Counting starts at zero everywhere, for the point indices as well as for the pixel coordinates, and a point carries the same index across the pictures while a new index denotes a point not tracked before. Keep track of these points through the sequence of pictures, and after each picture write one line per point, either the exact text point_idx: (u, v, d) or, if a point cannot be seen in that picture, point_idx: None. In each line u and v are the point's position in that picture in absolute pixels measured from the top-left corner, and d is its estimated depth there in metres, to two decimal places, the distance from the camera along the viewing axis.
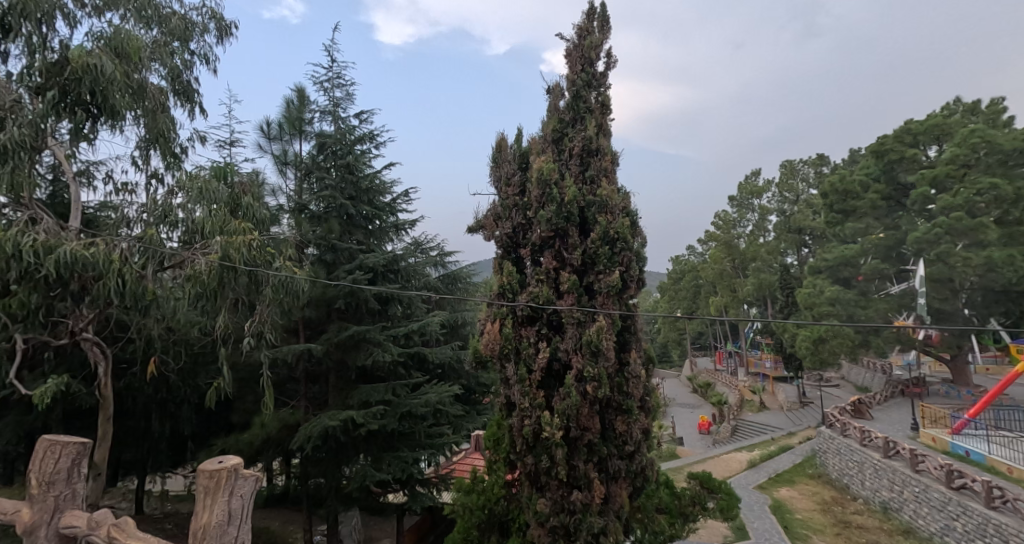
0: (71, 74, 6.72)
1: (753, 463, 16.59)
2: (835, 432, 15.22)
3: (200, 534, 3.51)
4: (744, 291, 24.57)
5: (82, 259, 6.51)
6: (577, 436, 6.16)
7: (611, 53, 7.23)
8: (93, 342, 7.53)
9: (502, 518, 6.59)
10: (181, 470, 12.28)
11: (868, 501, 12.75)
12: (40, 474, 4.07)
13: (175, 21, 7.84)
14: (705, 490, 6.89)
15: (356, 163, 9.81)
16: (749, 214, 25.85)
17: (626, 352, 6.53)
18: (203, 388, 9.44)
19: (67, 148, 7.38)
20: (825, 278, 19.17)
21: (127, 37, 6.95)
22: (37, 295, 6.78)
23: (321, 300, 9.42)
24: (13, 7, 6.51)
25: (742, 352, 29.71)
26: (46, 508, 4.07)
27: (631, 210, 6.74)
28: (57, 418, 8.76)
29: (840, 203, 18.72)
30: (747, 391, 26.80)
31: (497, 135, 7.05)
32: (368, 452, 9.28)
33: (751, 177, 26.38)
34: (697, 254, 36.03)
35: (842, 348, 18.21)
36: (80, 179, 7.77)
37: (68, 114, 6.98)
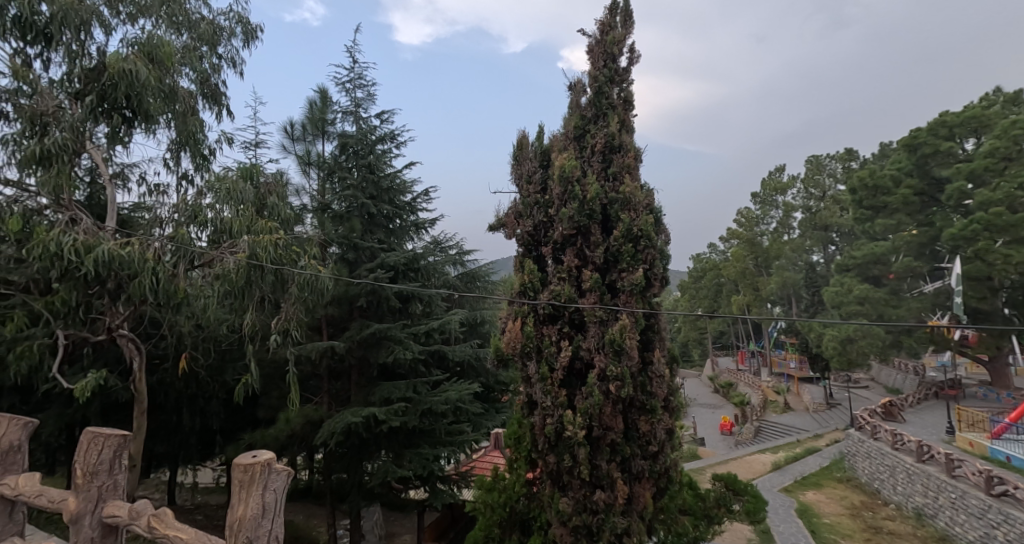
0: (107, 79, 6.87)
1: (778, 465, 16.32)
2: (864, 435, 14.89)
3: (236, 527, 3.52)
4: (768, 290, 24.28)
5: (119, 258, 6.64)
6: (600, 435, 6.12)
7: (634, 48, 7.14)
8: (128, 338, 7.66)
9: (524, 516, 6.60)
10: (209, 464, 12.53)
11: (900, 506, 12.47)
12: (84, 464, 4.13)
13: (204, 26, 7.97)
14: (731, 492, 6.77)
15: (377, 163, 9.87)
16: (773, 211, 25.38)
17: (649, 352, 6.47)
18: (230, 384, 9.58)
19: (103, 151, 7.54)
20: (854, 276, 18.85)
21: (160, 42, 7.07)
22: (77, 293, 6.94)
23: (344, 298, 9.51)
24: (54, 16, 6.64)
25: (766, 352, 29.34)
26: (90, 498, 4.12)
27: (655, 207, 6.66)
28: (94, 412, 9.00)
29: (870, 199, 18.30)
30: (770, 391, 26.43)
31: (519, 133, 7.03)
32: (390, 449, 9.34)
33: (775, 174, 25.93)
34: (719, 252, 35.59)
35: (871, 348, 17.82)
36: (115, 181, 7.91)
37: (105, 118, 7.15)
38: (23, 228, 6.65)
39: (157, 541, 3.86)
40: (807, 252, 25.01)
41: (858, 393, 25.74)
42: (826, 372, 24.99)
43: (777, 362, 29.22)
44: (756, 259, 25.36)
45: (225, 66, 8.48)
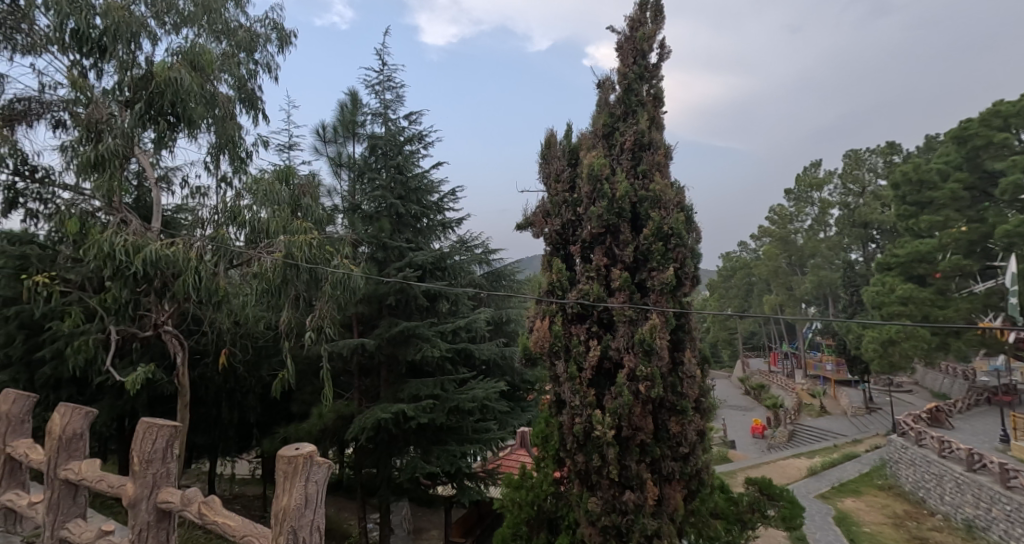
0: (154, 87, 7.05)
1: (813, 470, 15.92)
2: (908, 441, 14.43)
3: (281, 517, 3.55)
4: (802, 290, 23.90)
5: (165, 257, 6.83)
6: (629, 435, 6.05)
7: (664, 43, 7.00)
8: (173, 334, 7.83)
9: (551, 515, 6.55)
10: (245, 457, 12.84)
11: (948, 517, 12.07)
12: (140, 453, 4.15)
13: (241, 33, 8.06)
14: (765, 497, 6.58)
15: (406, 163, 9.94)
16: (809, 208, 24.69)
17: (679, 352, 6.35)
18: (266, 379, 9.78)
19: (150, 155, 7.73)
20: (897, 276, 18.24)
21: (202, 50, 7.23)
22: (127, 290, 7.14)
23: (373, 296, 9.61)
24: (107, 29, 6.82)
25: (801, 353, 28.72)
26: (146, 484, 4.16)
27: (686, 205, 6.51)
28: (141, 404, 9.31)
29: (915, 194, 17.92)
30: (805, 394, 25.83)
31: (547, 131, 6.99)
32: (418, 445, 9.41)
33: (810, 169, 25.28)
34: (750, 250, 34.83)
35: (915, 351, 17.16)
36: (160, 184, 8.11)
37: (152, 124, 7.32)
38: (79, 230, 6.88)
39: (207, 528, 3.90)
40: (845, 251, 24.26)
41: (901, 398, 24.89)
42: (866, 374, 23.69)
43: (812, 363, 28.58)
44: (789, 259, 25.17)
45: (261, 71, 8.59)
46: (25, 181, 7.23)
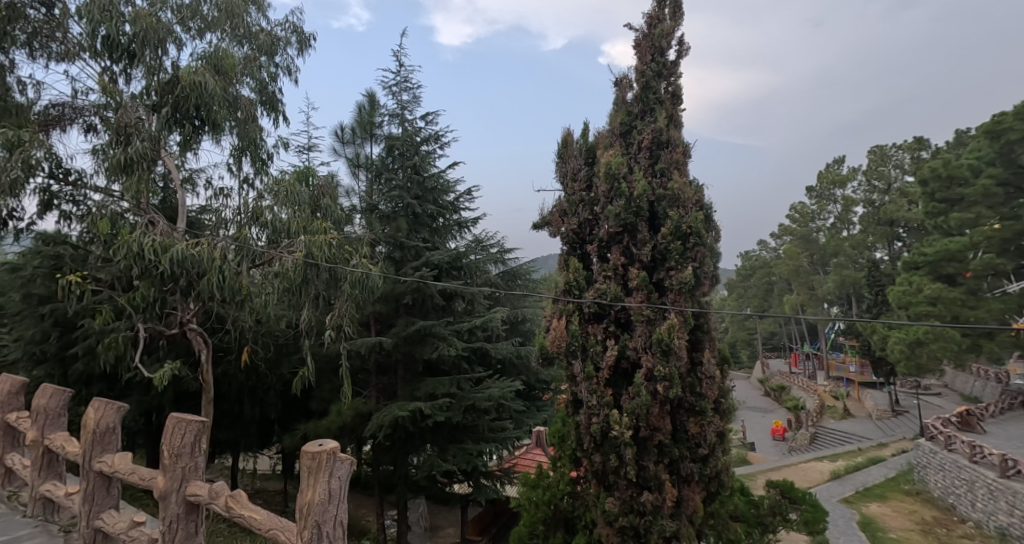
0: (180, 91, 7.14)
1: (836, 474, 15.68)
2: (936, 445, 14.16)
3: (305, 511, 3.56)
4: (824, 289, 23.57)
5: (191, 257, 6.93)
6: (647, 436, 6.00)
7: (683, 40, 6.90)
8: (198, 332, 7.91)
9: (568, 515, 6.52)
10: (266, 453, 13.02)
11: (980, 524, 11.80)
12: (169, 447, 4.20)
13: (263, 37, 8.11)
14: (787, 500, 6.41)
15: (423, 163, 9.98)
16: (831, 206, 24.33)
17: (698, 352, 6.27)
18: (286, 376, 9.88)
19: (175, 157, 7.83)
20: (926, 275, 17.69)
21: (225, 54, 7.32)
22: (155, 289, 7.24)
23: (390, 296, 9.66)
24: (136, 35, 6.94)
25: (823, 354, 28.37)
26: (176, 477, 4.20)
27: (705, 204, 6.43)
28: (168, 400, 9.44)
29: (944, 191, 17.49)
30: (828, 397, 25.48)
31: (564, 130, 6.95)
32: (435, 443, 9.45)
33: (834, 167, 24.84)
34: (770, 250, 34.38)
35: (945, 353, 16.84)
36: (185, 186, 8.22)
37: (178, 127, 7.41)
38: (110, 231, 6.99)
39: (234, 520, 3.93)
40: (870, 250, 23.19)
41: (928, 401, 24.40)
42: (891, 376, 22.95)
43: (835, 365, 28.17)
44: (811, 257, 25.23)
45: (281, 74, 8.66)
46: (59, 184, 7.32)
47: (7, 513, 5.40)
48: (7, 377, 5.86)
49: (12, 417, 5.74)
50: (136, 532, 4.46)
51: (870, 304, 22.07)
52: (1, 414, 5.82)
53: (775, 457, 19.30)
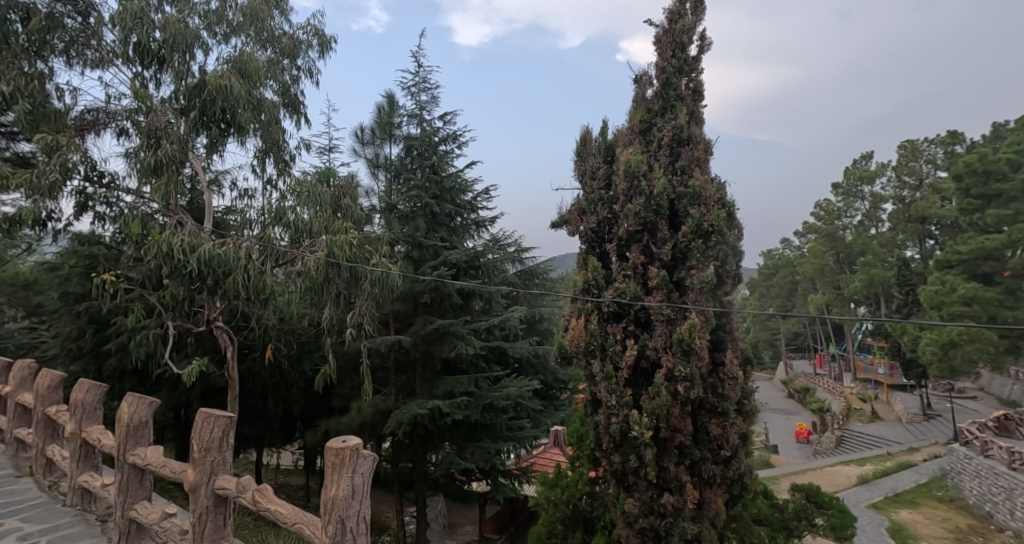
0: (206, 95, 7.26)
1: (864, 479, 15.38)
2: (972, 451, 13.83)
3: (330, 506, 3.59)
4: (851, 289, 23.17)
5: (218, 257, 7.03)
6: (667, 436, 5.93)
7: (705, 34, 6.79)
8: (225, 330, 8.01)
9: (587, 515, 6.46)
10: (288, 449, 13.19)
11: (1019, 533, 11.47)
12: (198, 441, 4.26)
13: (285, 40, 8.15)
14: (813, 505, 6.23)
15: (441, 163, 10.00)
16: (858, 202, 23.93)
17: (720, 352, 6.18)
18: (309, 373, 9.98)
19: (203, 160, 7.93)
20: (959, 273, 17.25)
21: (249, 57, 7.41)
22: (184, 288, 7.37)
23: (409, 294, 9.69)
24: (165, 41, 7.09)
25: (851, 355, 27.83)
26: (205, 471, 4.25)
27: (727, 201, 6.34)
28: (196, 396, 9.55)
29: (979, 187, 17.04)
30: (855, 400, 25.06)
31: (583, 128, 6.90)
32: (454, 441, 9.47)
33: (861, 163, 24.34)
34: (793, 249, 33.88)
35: (980, 355, 16.43)
36: (211, 187, 8.34)
37: (205, 130, 7.52)
38: (141, 231, 7.12)
39: (260, 514, 3.97)
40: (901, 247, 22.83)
41: (962, 405, 23.83)
42: (922, 379, 22.25)
43: (863, 367, 27.66)
44: (837, 256, 25.01)
45: (303, 76, 8.73)
46: (94, 186, 7.43)
47: (48, 502, 5.55)
48: (46, 371, 5.99)
49: (51, 410, 5.87)
50: (167, 524, 4.53)
51: (900, 304, 21.66)
52: (41, 407, 5.96)
53: (800, 460, 19.04)
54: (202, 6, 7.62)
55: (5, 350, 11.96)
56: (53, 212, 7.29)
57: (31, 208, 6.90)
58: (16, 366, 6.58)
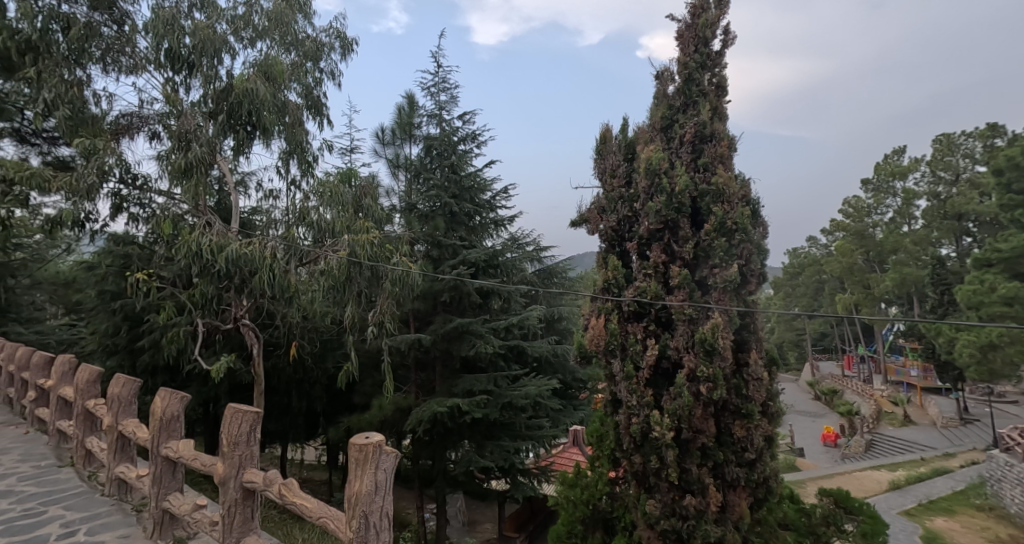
0: (234, 98, 7.34)
1: (897, 485, 15.00)
2: (1014, 459, 13.40)
3: (353, 501, 3.60)
4: (882, 288, 22.70)
5: (244, 256, 7.11)
6: (689, 438, 5.85)
7: (729, 28, 6.67)
8: (250, 327, 8.09)
9: (607, 516, 6.40)
10: (311, 444, 13.34)
11: None
12: (227, 435, 4.30)
13: (309, 43, 8.20)
14: (842, 510, 6.14)
15: (460, 163, 10.00)
16: (889, 199, 23.34)
17: (743, 352, 6.07)
18: (331, 370, 10.06)
19: (229, 162, 8.03)
20: (999, 272, 16.86)
21: (274, 60, 7.48)
22: (214, 287, 7.48)
23: (429, 293, 9.71)
24: (195, 47, 7.19)
25: (881, 357, 27.17)
26: (234, 464, 4.29)
27: (752, 199, 6.22)
28: (224, 392, 9.68)
29: (1020, 182, 16.62)
30: (886, 402, 24.52)
31: (602, 125, 6.84)
32: (473, 439, 9.46)
33: (893, 158, 23.76)
34: (821, 247, 33.29)
35: (1020, 357, 15.97)
36: (237, 188, 8.44)
37: (232, 132, 7.61)
38: (172, 231, 7.24)
39: (287, 507, 3.99)
40: (934, 245, 21.72)
41: (1002, 410, 23.20)
42: (959, 381, 21.71)
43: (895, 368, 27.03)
44: (866, 255, 24.25)
45: (326, 78, 8.78)
46: (128, 188, 7.56)
47: (87, 491, 5.68)
48: (84, 366, 6.09)
49: (90, 403, 6.00)
50: (199, 515, 4.59)
51: (934, 304, 21.20)
52: (80, 400, 6.09)
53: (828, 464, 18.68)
54: (229, 12, 7.74)
55: (46, 346, 12.31)
56: (90, 213, 7.43)
57: (71, 209, 7.05)
58: (57, 360, 6.70)
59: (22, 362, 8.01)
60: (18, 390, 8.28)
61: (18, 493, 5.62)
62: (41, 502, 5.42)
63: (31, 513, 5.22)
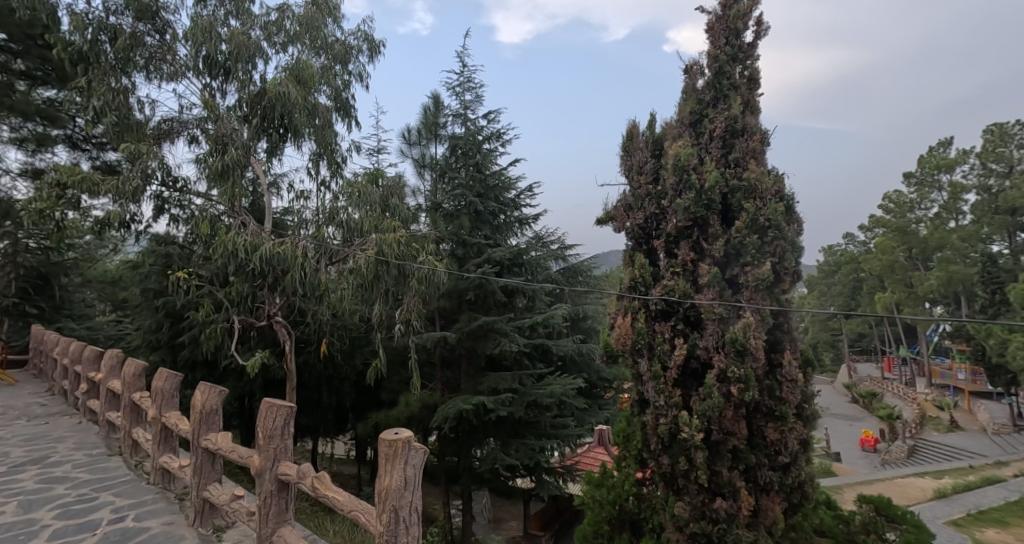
0: (267, 102, 7.42)
1: (942, 493, 14.26)
2: None
3: (383, 496, 3.59)
4: (926, 287, 21.96)
5: (277, 255, 7.20)
6: (719, 440, 5.74)
7: (761, 19, 6.50)
8: (283, 325, 8.17)
9: (633, 517, 6.31)
10: (341, 439, 13.50)
11: None
12: (263, 428, 4.33)
13: (338, 46, 8.24)
14: (884, 518, 5.99)
15: (484, 162, 9.98)
16: (934, 193, 22.52)
17: (777, 353, 5.91)
18: (359, 367, 10.14)
19: (262, 163, 8.13)
20: None
21: (305, 63, 7.54)
22: (248, 285, 7.59)
23: (454, 292, 9.72)
24: (231, 53, 7.30)
25: (926, 361, 26.11)
26: (269, 457, 4.32)
27: (786, 195, 6.04)
28: (258, 387, 9.84)
29: None
30: (931, 407, 23.70)
31: (628, 122, 6.74)
32: (498, 437, 9.44)
33: (939, 150, 22.97)
34: (859, 244, 32.44)
35: None
36: (270, 190, 8.55)
37: (265, 135, 7.69)
38: (210, 232, 7.37)
39: (320, 500, 4.01)
40: (986, 242, 20.73)
41: None
42: (1013, 385, 20.92)
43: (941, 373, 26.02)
44: (909, 251, 23.49)
45: (354, 80, 8.82)
46: (169, 190, 7.70)
47: (134, 479, 5.81)
48: (130, 360, 6.23)
49: (136, 396, 6.13)
50: (236, 505, 4.63)
51: (983, 303, 20.61)
52: (127, 393, 6.22)
53: (866, 470, 18.19)
54: (263, 18, 7.85)
55: (96, 342, 12.75)
56: (134, 215, 7.58)
57: (118, 211, 7.22)
58: (106, 354, 6.89)
59: (76, 355, 8.27)
60: (72, 382, 8.50)
61: (72, 479, 5.79)
62: (93, 489, 5.57)
63: (85, 499, 5.37)
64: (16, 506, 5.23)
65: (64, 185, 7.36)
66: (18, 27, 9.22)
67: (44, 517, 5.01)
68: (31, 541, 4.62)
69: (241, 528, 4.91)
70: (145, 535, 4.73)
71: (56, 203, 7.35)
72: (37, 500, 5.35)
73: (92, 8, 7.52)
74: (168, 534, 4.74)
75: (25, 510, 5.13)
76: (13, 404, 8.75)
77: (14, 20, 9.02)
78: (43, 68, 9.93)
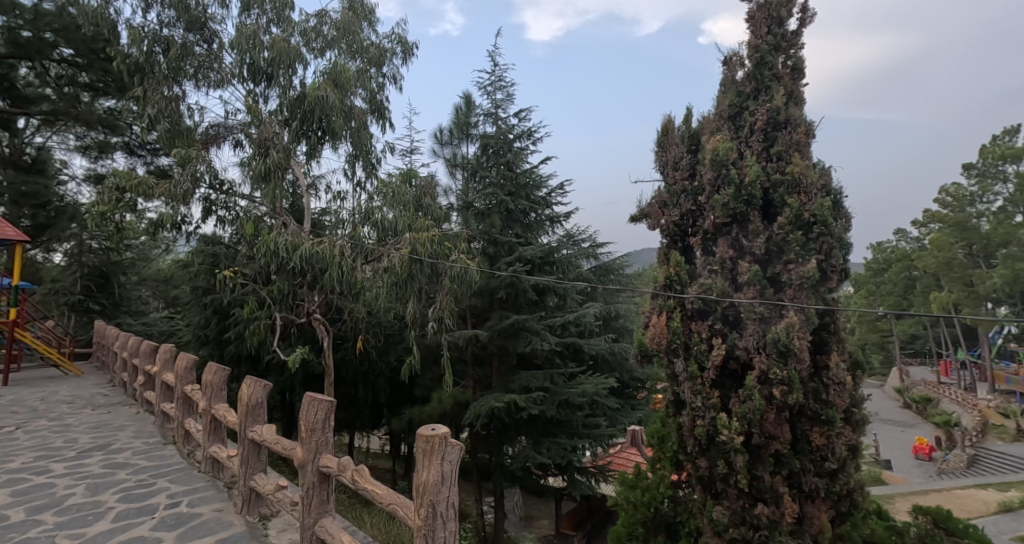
0: (306, 107, 7.51)
1: (1005, 506, 13.53)
2: None
3: (421, 491, 3.56)
4: (987, 287, 21.01)
5: (316, 254, 7.29)
6: (761, 443, 5.57)
7: (806, 6, 6.24)
8: (322, 322, 8.24)
9: (670, 520, 6.16)
10: (377, 435, 13.64)
11: None
12: (306, 422, 4.36)
13: (373, 50, 8.29)
14: (943, 531, 5.72)
15: (516, 160, 9.93)
16: (997, 186, 21.47)
17: (822, 354, 5.69)
18: (394, 363, 10.20)
19: (302, 166, 8.24)
20: None
21: (342, 66, 7.61)
22: (289, 284, 7.71)
23: (485, 291, 9.70)
24: (274, 59, 7.41)
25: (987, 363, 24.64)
26: (311, 449, 4.35)
27: (833, 189, 5.81)
28: (297, 382, 9.99)
29: None
30: (996, 414, 22.65)
31: (664, 117, 6.59)
32: (530, 435, 9.38)
33: (1003, 140, 21.93)
34: (911, 242, 31.28)
35: None
36: (308, 191, 8.67)
37: (305, 138, 7.77)
38: (254, 232, 7.54)
39: (359, 493, 4.02)
40: None
41: None
42: None
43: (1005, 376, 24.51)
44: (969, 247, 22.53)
45: (388, 82, 8.87)
46: (215, 193, 7.88)
47: (185, 467, 5.94)
48: (182, 354, 6.40)
49: (187, 388, 6.27)
50: (281, 495, 4.65)
51: None
52: (178, 385, 6.38)
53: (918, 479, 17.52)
54: (303, 24, 7.97)
55: (151, 336, 13.30)
56: (184, 217, 7.76)
57: (169, 214, 7.40)
58: (160, 348, 7.08)
59: (133, 349, 8.52)
60: (130, 375, 8.77)
61: (132, 466, 5.95)
62: (151, 475, 5.71)
63: (144, 484, 5.51)
64: (82, 488, 5.40)
65: (123, 188, 7.53)
66: (83, 42, 9.62)
67: (108, 500, 5.15)
68: (96, 522, 4.75)
69: (285, 517, 4.96)
70: (198, 520, 4.82)
71: (115, 206, 7.55)
72: (102, 483, 5.52)
73: (147, 20, 7.71)
74: (218, 521, 4.82)
75: (92, 493, 5.29)
76: (78, 394, 9.11)
77: (80, 35, 9.43)
78: (104, 80, 10.26)
